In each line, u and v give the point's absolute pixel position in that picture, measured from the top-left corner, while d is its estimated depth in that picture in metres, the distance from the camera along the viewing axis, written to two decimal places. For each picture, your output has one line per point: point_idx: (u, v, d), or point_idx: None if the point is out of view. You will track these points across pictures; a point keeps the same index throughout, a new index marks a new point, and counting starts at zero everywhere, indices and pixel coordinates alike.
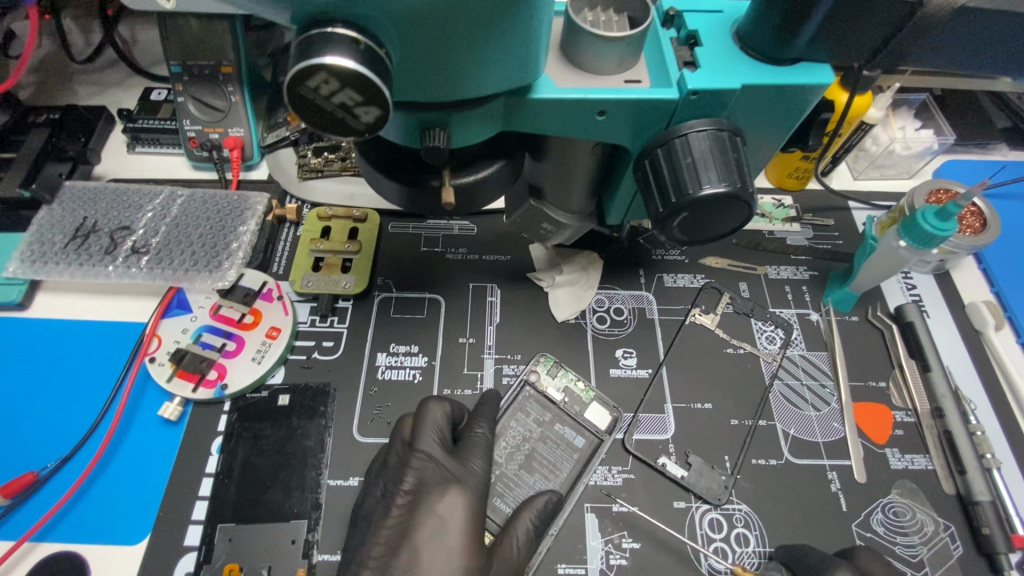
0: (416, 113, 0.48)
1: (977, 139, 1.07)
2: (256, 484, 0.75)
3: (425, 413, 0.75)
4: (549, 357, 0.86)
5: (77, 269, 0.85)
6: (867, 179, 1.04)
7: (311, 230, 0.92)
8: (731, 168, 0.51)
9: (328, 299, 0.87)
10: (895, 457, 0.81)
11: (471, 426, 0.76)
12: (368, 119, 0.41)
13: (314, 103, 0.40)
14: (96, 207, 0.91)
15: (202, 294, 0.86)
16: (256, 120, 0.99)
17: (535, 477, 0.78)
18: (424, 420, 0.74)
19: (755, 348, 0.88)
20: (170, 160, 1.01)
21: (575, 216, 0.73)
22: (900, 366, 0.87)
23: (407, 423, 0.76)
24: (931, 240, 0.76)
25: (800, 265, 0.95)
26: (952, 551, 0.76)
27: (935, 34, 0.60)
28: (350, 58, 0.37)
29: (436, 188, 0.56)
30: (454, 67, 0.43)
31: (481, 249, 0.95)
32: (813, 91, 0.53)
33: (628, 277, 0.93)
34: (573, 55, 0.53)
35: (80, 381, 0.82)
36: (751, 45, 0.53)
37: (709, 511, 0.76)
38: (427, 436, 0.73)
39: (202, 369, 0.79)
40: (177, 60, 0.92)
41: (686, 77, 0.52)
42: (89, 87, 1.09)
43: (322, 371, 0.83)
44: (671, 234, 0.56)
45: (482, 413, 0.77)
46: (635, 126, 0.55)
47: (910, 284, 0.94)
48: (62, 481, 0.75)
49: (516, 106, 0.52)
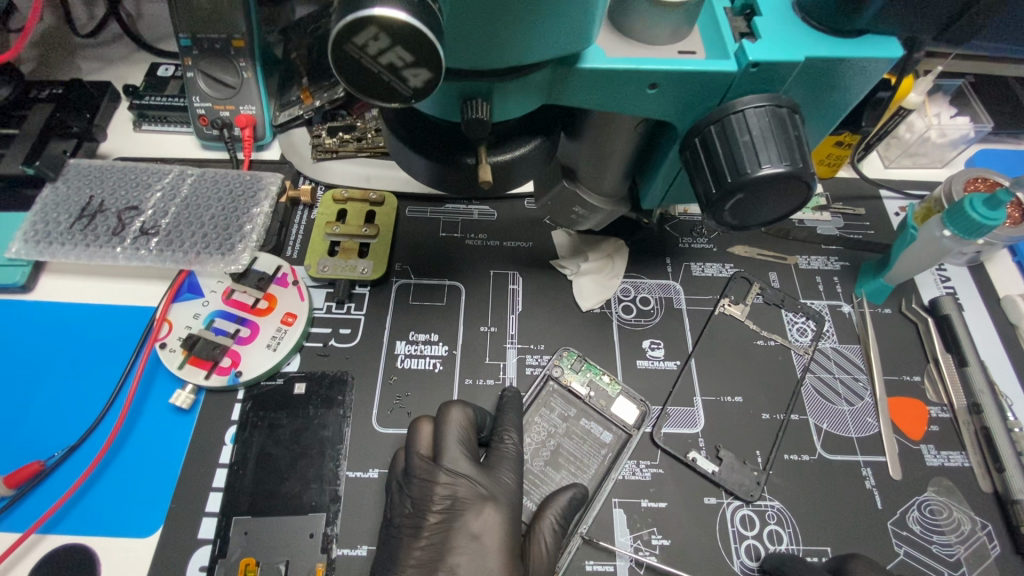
0: (458, 82, 0.44)
1: (1014, 127, 1.03)
2: (272, 475, 0.72)
3: (446, 419, 0.72)
4: (573, 351, 0.82)
5: (83, 250, 0.82)
6: (898, 167, 1.01)
7: (326, 212, 0.89)
8: (792, 146, 0.48)
9: (345, 284, 0.84)
10: (931, 454, 0.78)
11: (499, 437, 0.73)
12: (417, 83, 0.37)
13: (360, 63, 0.37)
14: (102, 186, 0.87)
15: (214, 278, 0.83)
16: (268, 98, 0.95)
17: (562, 473, 0.75)
18: (447, 426, 0.71)
19: (786, 340, 0.85)
20: (178, 138, 0.97)
21: (608, 200, 0.70)
22: (935, 360, 0.84)
23: (425, 431, 0.72)
24: (976, 230, 0.74)
25: (831, 256, 0.92)
26: (990, 550, 0.73)
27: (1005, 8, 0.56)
28: (402, 10, 0.33)
29: (471, 165, 0.53)
30: (508, 26, 0.40)
31: (502, 235, 0.91)
32: (878, 65, 0.50)
33: (653, 266, 0.90)
34: (624, 23, 0.50)
35: (88, 367, 0.79)
36: (813, 15, 0.50)
37: (741, 507, 0.74)
38: (453, 448, 0.71)
39: (215, 356, 0.76)
40: (187, 33, 0.87)
41: (746, 49, 0.48)
42: (93, 62, 1.05)
43: (339, 359, 0.80)
44: (721, 218, 0.53)
45: (508, 421, 0.74)
46: (686, 101, 0.51)
47: (944, 277, 0.91)
48: (71, 470, 0.72)
49: (563, 77, 0.48)
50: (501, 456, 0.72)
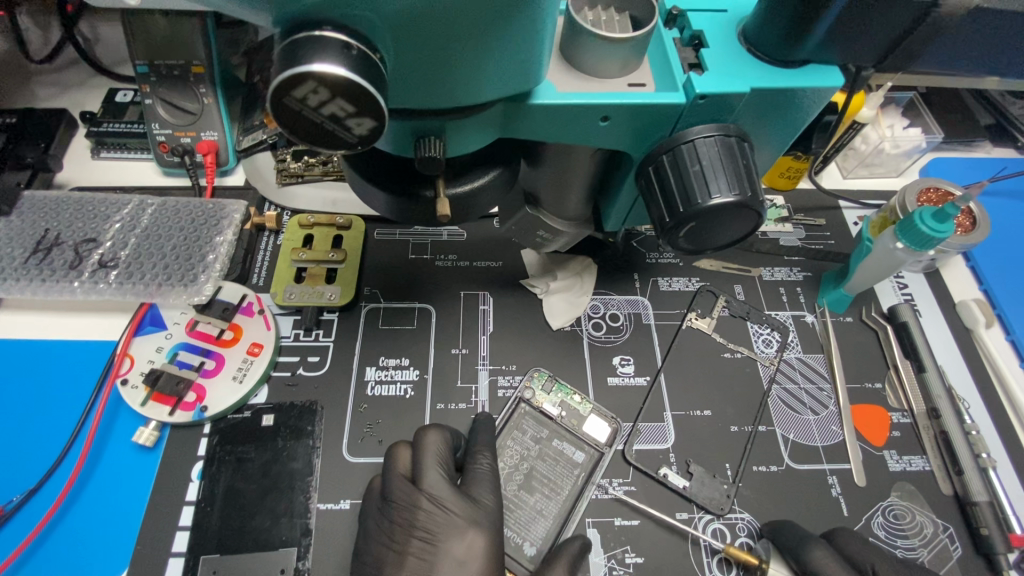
0: (409, 121, 0.45)
1: (962, 136, 1.07)
2: (240, 511, 0.71)
3: (424, 443, 0.72)
4: (544, 371, 0.83)
5: (39, 285, 0.80)
6: (856, 178, 1.04)
7: (292, 238, 0.88)
8: (741, 175, 0.49)
9: (313, 311, 0.83)
10: (893, 459, 0.80)
11: (473, 458, 0.73)
12: (362, 131, 0.38)
13: (302, 115, 0.37)
14: (59, 218, 0.85)
15: (177, 310, 0.82)
16: (230, 123, 0.94)
17: (536, 496, 0.75)
18: (425, 449, 0.71)
19: (752, 351, 0.87)
20: (138, 166, 0.96)
21: (573, 223, 0.71)
22: (895, 367, 0.87)
23: (404, 453, 0.72)
24: (928, 242, 0.76)
25: (794, 266, 0.94)
26: (952, 552, 0.75)
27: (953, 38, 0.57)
28: (340, 65, 0.34)
29: (430, 199, 0.53)
30: (454, 70, 0.40)
31: (472, 255, 0.92)
32: (822, 94, 0.51)
33: (621, 282, 0.91)
34: (574, 58, 0.51)
35: (46, 406, 0.76)
36: (758, 45, 0.51)
37: (712, 520, 0.75)
38: (431, 471, 0.70)
39: (179, 392, 0.75)
40: (144, 60, 0.86)
41: (693, 81, 0.49)
42: (49, 88, 1.02)
43: (308, 389, 0.79)
44: (677, 243, 0.54)
45: (481, 443, 0.74)
46: (638, 131, 0.52)
47: (901, 284, 0.94)
48: (31, 515, 0.70)
49: (516, 111, 0.49)
50: (477, 478, 0.71)
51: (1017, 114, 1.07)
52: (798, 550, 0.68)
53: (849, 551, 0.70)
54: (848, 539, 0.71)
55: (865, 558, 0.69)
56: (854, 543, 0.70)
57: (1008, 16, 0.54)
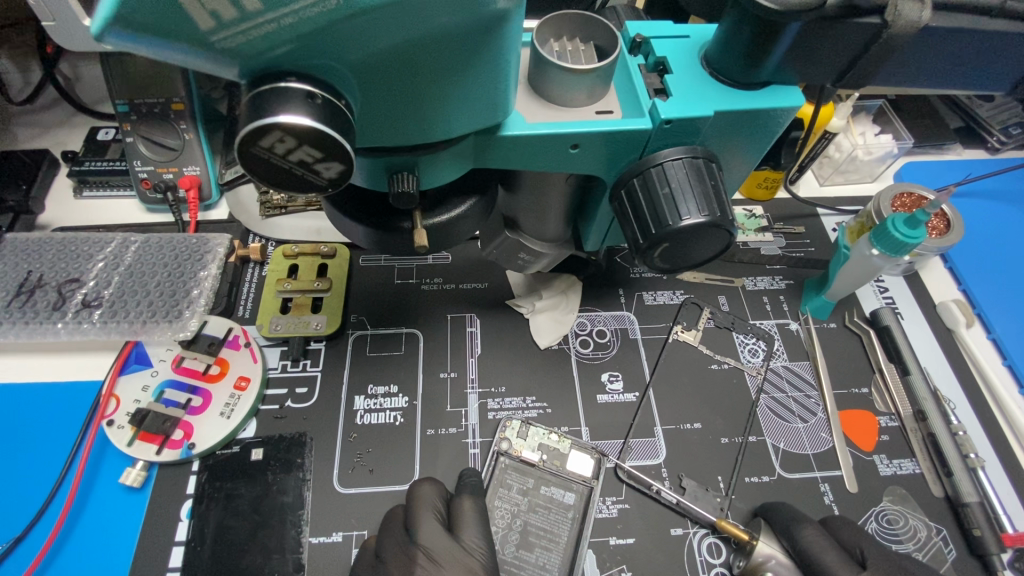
0: (381, 158, 0.45)
1: (933, 140, 1.10)
2: (230, 550, 0.70)
3: (417, 496, 0.71)
4: (516, 419, 0.80)
5: (22, 328, 0.79)
6: (832, 184, 1.05)
7: (277, 269, 0.88)
8: (710, 196, 0.50)
9: (300, 341, 0.83)
10: (884, 463, 0.81)
11: (458, 503, 0.71)
12: (330, 174, 0.40)
13: (270, 162, 0.39)
14: (41, 259, 0.85)
15: (163, 346, 0.81)
16: (212, 157, 0.94)
17: (536, 552, 0.72)
18: (419, 503, 0.71)
19: (738, 362, 0.88)
20: (121, 203, 0.96)
21: (552, 244, 0.72)
22: (880, 370, 0.87)
23: (400, 512, 0.72)
24: (902, 247, 0.77)
25: (776, 275, 0.96)
26: (947, 555, 0.75)
27: (913, 64, 0.59)
28: (305, 115, 0.35)
29: (408, 230, 0.53)
30: (420, 110, 0.41)
31: (457, 278, 0.92)
32: (784, 113, 0.53)
33: (607, 298, 0.92)
34: (542, 89, 0.52)
35: (32, 451, 0.76)
36: (719, 69, 0.53)
37: (707, 535, 0.75)
38: (427, 522, 0.68)
39: (166, 430, 0.74)
40: (124, 98, 0.87)
41: (658, 107, 0.51)
42: (30, 129, 1.03)
43: (297, 420, 0.79)
44: (653, 262, 0.55)
45: (467, 488, 0.73)
46: (608, 157, 0.54)
47: (882, 288, 0.96)
48: (17, 562, 0.69)
49: (486, 143, 0.50)
50: (464, 520, 0.69)
51: (985, 116, 1.10)
52: (788, 530, 0.71)
53: (841, 534, 0.72)
54: (841, 524, 0.73)
55: (855, 541, 0.70)
56: (846, 527, 0.72)
57: (961, 32, 0.56)
